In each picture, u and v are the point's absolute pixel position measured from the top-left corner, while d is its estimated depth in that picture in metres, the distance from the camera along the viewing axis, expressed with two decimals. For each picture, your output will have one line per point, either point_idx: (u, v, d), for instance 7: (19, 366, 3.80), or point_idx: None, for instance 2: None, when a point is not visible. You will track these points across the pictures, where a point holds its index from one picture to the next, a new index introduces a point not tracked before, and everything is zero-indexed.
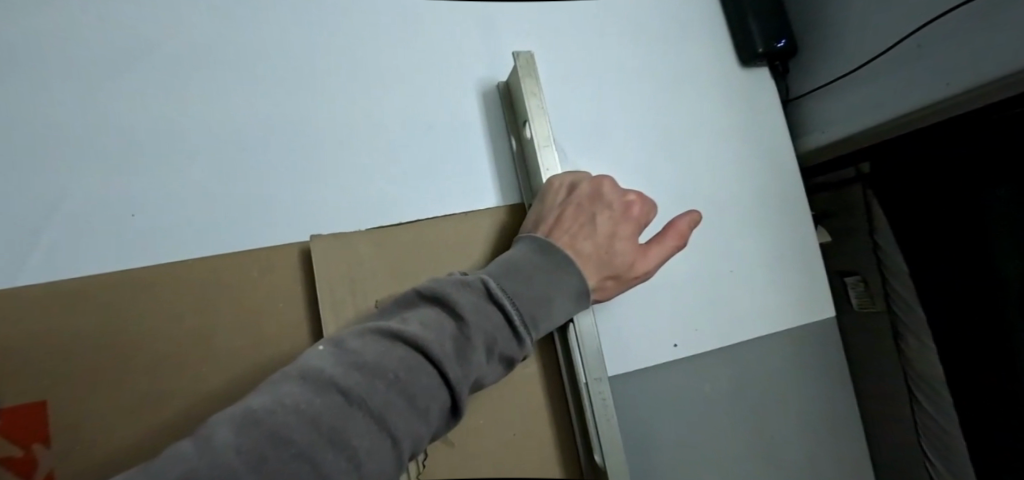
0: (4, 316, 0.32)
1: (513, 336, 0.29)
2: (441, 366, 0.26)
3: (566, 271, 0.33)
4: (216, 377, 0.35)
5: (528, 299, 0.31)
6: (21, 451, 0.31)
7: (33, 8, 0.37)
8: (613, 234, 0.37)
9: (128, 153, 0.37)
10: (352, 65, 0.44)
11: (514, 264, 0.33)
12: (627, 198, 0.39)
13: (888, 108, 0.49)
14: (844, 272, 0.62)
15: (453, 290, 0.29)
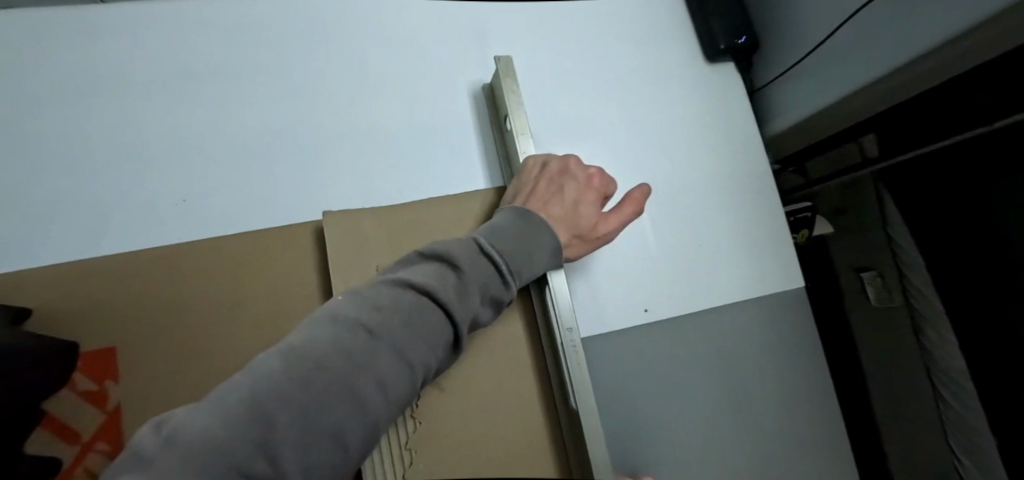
0: (85, 280, 0.41)
1: (502, 282, 0.35)
2: (446, 307, 0.31)
3: (542, 231, 0.39)
4: (244, 333, 0.42)
5: (514, 253, 0.36)
6: (96, 386, 0.39)
7: (112, 48, 0.48)
8: (579, 201, 0.43)
9: (179, 153, 0.46)
10: (357, 74, 0.52)
11: (500, 227, 0.38)
12: (589, 172, 0.45)
13: (836, 90, 0.53)
14: (861, 268, 0.71)
15: (450, 247, 0.34)
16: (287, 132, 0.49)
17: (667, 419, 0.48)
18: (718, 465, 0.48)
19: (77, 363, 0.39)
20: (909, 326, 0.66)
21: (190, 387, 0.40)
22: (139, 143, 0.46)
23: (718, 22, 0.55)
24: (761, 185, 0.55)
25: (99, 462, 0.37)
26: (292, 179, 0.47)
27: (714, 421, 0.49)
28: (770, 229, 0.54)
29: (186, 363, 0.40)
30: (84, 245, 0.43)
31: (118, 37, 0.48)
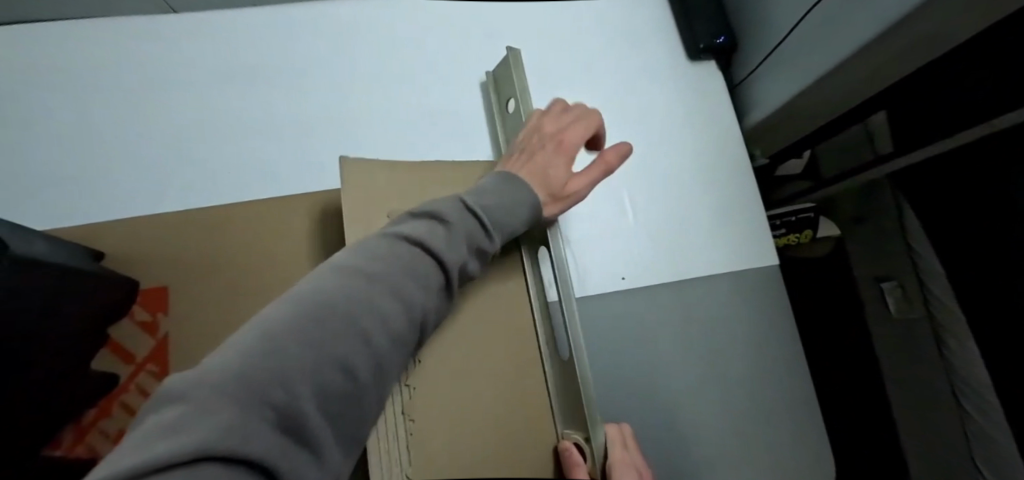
0: (146, 232, 0.50)
1: (485, 234, 0.34)
2: (439, 257, 0.30)
3: (522, 191, 0.39)
4: (268, 282, 0.49)
5: (495, 208, 0.36)
6: (149, 317, 0.47)
7: (173, 50, 0.58)
8: (547, 161, 0.42)
9: (224, 136, 0.56)
10: (376, 74, 0.60)
11: (484, 188, 0.37)
12: (558, 135, 0.45)
13: (798, 81, 0.53)
14: (883, 279, 0.90)
15: (438, 205, 0.33)
16: (317, 121, 0.57)
17: (638, 389, 0.50)
18: (687, 435, 0.50)
19: (137, 299, 0.48)
20: (932, 335, 0.81)
21: (222, 324, 0.47)
22: (198, 124, 0.56)
23: (696, 25, 0.60)
24: (740, 174, 0.59)
25: (147, 380, 0.45)
26: (315, 158, 0.56)
27: (684, 393, 0.52)
28: (745, 215, 0.58)
29: (221, 304, 0.48)
30: (146, 206, 0.52)
31: (178, 41, 0.58)
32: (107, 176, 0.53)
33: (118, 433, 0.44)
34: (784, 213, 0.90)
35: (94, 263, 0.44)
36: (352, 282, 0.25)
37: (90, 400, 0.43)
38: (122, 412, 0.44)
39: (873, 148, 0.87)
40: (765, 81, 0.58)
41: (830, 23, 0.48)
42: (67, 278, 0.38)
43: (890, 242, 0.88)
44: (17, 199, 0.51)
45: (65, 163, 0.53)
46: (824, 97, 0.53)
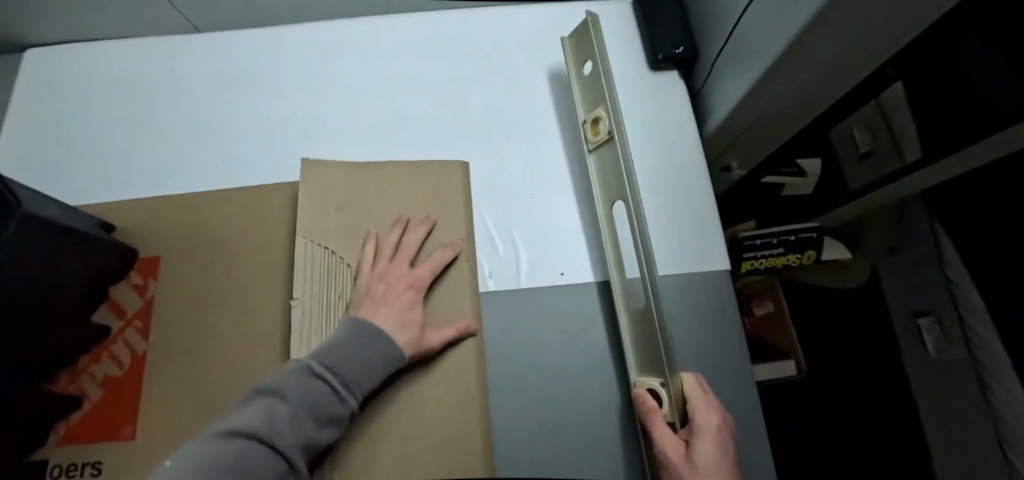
0: (141, 210, 0.58)
1: (337, 399, 0.38)
2: (274, 441, 0.33)
3: (377, 339, 0.41)
4: (242, 258, 0.56)
5: (347, 366, 0.39)
6: (141, 281, 0.56)
7: (184, 58, 0.67)
8: (400, 300, 0.45)
9: (213, 131, 0.63)
10: (351, 78, 0.66)
11: (335, 342, 0.40)
12: (404, 271, 0.47)
13: (745, 81, 0.52)
14: (924, 316, 1.06)
15: (282, 382, 0.37)
16: (300, 122, 0.63)
17: (561, 387, 0.51)
18: (609, 436, 0.50)
19: (135, 267, 0.56)
20: (971, 361, 0.98)
21: (199, 291, 0.55)
22: (202, 120, 0.64)
23: (658, 34, 0.61)
24: (695, 176, 0.58)
25: (133, 335, 0.53)
26: (287, 152, 0.62)
27: (613, 397, 0.51)
28: (698, 221, 0.56)
29: (200, 274, 0.55)
30: (141, 188, 0.61)
31: (188, 51, 0.68)
32: (113, 161, 0.62)
33: (103, 377, 0.52)
34: (785, 232, 0.84)
35: (105, 232, 0.54)
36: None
37: (85, 346, 0.52)
38: (110, 361, 0.53)
39: (899, 147, 0.85)
40: (721, 85, 0.58)
41: (764, 22, 0.48)
42: (73, 238, 0.48)
43: (926, 286, 1.06)
44: (55, 175, 0.61)
45: (83, 149, 0.63)
46: (770, 101, 0.52)
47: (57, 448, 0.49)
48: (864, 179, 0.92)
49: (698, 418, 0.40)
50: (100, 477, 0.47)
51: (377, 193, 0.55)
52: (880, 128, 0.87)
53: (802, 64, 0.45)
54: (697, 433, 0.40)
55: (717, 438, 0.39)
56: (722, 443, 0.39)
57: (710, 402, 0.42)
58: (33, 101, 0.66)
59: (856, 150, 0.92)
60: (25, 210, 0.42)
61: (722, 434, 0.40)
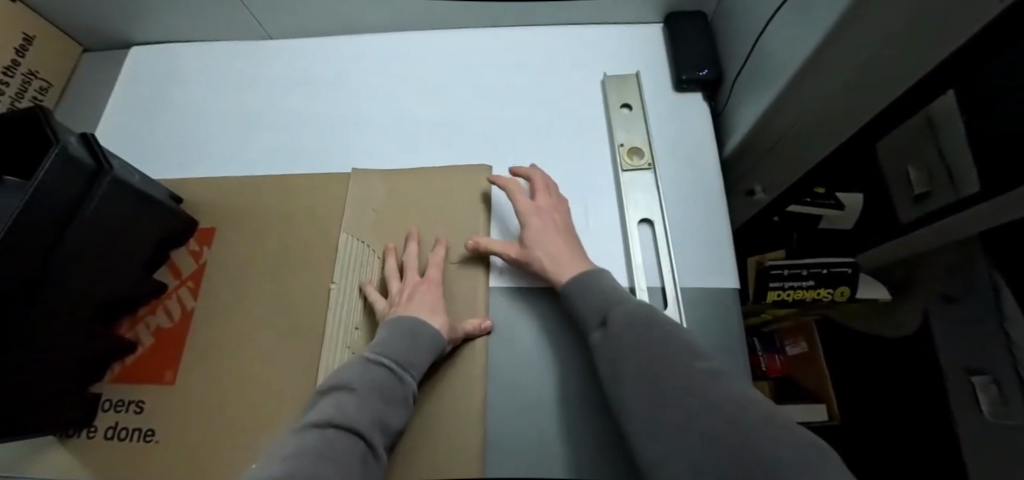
0: (205, 188, 0.66)
1: (396, 379, 0.43)
2: (353, 425, 0.38)
3: (421, 329, 0.47)
4: (278, 237, 0.62)
5: (397, 351, 0.45)
6: (197, 248, 0.63)
7: (256, 62, 0.77)
8: (420, 298, 0.50)
9: (269, 126, 0.71)
10: (392, 85, 0.71)
11: (385, 337, 0.46)
12: (419, 280, 0.52)
13: (768, 92, 0.52)
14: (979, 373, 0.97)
15: (345, 374, 0.42)
16: (346, 119, 0.70)
17: (562, 385, 0.51)
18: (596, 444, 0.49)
19: (194, 235, 0.64)
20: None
21: (247, 260, 0.61)
22: (265, 114, 0.72)
23: (684, 58, 0.64)
24: (709, 193, 0.58)
25: (185, 293, 0.61)
26: (328, 146, 0.68)
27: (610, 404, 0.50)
28: (712, 237, 0.56)
29: (248, 245, 0.62)
30: (206, 170, 0.69)
31: (261, 56, 0.77)
32: (186, 144, 0.71)
33: (155, 328, 0.59)
34: (815, 264, 0.81)
35: (174, 203, 0.62)
36: (303, 466, 0.35)
37: (145, 299, 0.60)
38: (163, 314, 0.60)
39: (954, 179, 0.78)
40: (745, 103, 0.58)
41: (790, 33, 0.48)
42: (145, 204, 0.56)
43: (983, 340, 0.97)
44: (146, 157, 0.71)
45: (164, 133, 0.73)
46: (791, 113, 0.52)
47: (110, 384, 0.57)
48: (911, 213, 0.87)
49: (521, 203, 0.55)
50: (141, 414, 0.55)
51: (406, 194, 0.61)
52: (936, 163, 0.81)
53: (822, 74, 0.45)
54: (527, 216, 0.54)
55: (539, 214, 0.54)
56: (559, 213, 0.55)
57: (519, 194, 0.56)
58: (139, 93, 0.77)
59: (911, 193, 0.87)
60: (113, 175, 0.51)
61: (536, 218, 0.54)
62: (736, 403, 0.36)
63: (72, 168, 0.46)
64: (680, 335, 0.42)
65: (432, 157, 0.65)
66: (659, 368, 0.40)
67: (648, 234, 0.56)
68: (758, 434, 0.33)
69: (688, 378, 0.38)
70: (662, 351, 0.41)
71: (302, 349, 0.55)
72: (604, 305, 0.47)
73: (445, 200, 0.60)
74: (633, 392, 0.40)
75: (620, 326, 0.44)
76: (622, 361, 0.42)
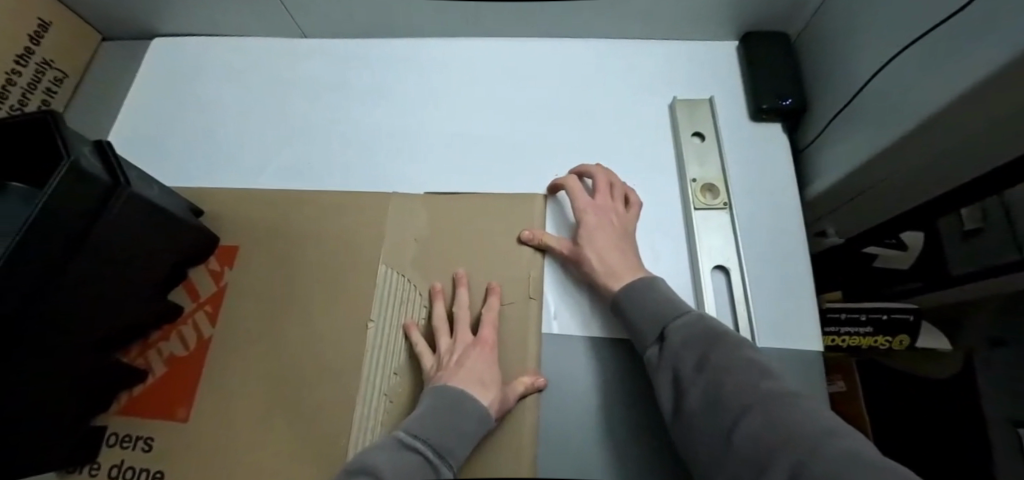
0: (230, 199, 0.60)
1: (430, 470, 0.38)
2: None
3: (468, 406, 0.41)
4: (308, 261, 0.56)
5: (437, 432, 0.39)
6: (219, 267, 0.58)
7: (290, 61, 0.71)
8: (469, 361, 0.44)
9: (300, 134, 0.65)
10: (436, 95, 0.65)
11: (425, 411, 0.41)
12: (472, 340, 0.47)
13: (892, 128, 0.46)
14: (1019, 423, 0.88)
15: (373, 457, 0.38)
16: (385, 131, 0.64)
17: (624, 452, 0.46)
18: None
19: (215, 253, 0.59)
20: None
21: (272, 285, 0.56)
22: (299, 120, 0.66)
23: (765, 84, 0.57)
24: (791, 239, 0.52)
25: (201, 319, 0.55)
26: (366, 161, 0.62)
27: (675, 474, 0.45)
28: (791, 287, 0.50)
29: (276, 268, 0.56)
30: (235, 179, 0.64)
31: (294, 56, 0.71)
32: (210, 148, 0.66)
33: (168, 355, 0.54)
34: (875, 309, 0.75)
35: (194, 218, 0.56)
36: None
37: (158, 323, 0.54)
38: (177, 340, 0.55)
39: (1015, 227, 0.72)
40: (851, 136, 0.53)
41: (934, 63, 0.42)
42: (162, 221, 0.50)
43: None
44: (166, 162, 0.66)
45: (186, 135, 0.67)
46: (912, 152, 0.46)
47: (116, 416, 0.52)
48: (970, 264, 0.81)
49: (580, 200, 0.52)
50: (150, 453, 0.50)
51: (453, 223, 0.55)
52: (994, 208, 0.74)
53: (970, 116, 0.39)
54: (583, 213, 0.51)
55: (595, 209, 0.51)
56: (618, 216, 0.51)
57: (577, 185, 0.54)
58: (160, 87, 0.71)
59: (960, 230, 0.80)
60: (129, 191, 0.44)
61: (592, 212, 0.51)
62: (809, 430, 0.30)
63: (83, 186, 0.40)
64: (748, 353, 0.37)
65: (480, 182, 0.59)
66: (724, 389, 0.36)
67: (722, 282, 0.50)
68: (826, 459, 0.28)
69: (753, 399, 0.34)
70: (725, 371, 0.37)
71: (334, 394, 0.49)
72: (663, 317, 0.43)
73: (497, 230, 0.54)
74: (693, 414, 0.37)
75: (679, 342, 0.40)
76: (683, 380, 0.39)
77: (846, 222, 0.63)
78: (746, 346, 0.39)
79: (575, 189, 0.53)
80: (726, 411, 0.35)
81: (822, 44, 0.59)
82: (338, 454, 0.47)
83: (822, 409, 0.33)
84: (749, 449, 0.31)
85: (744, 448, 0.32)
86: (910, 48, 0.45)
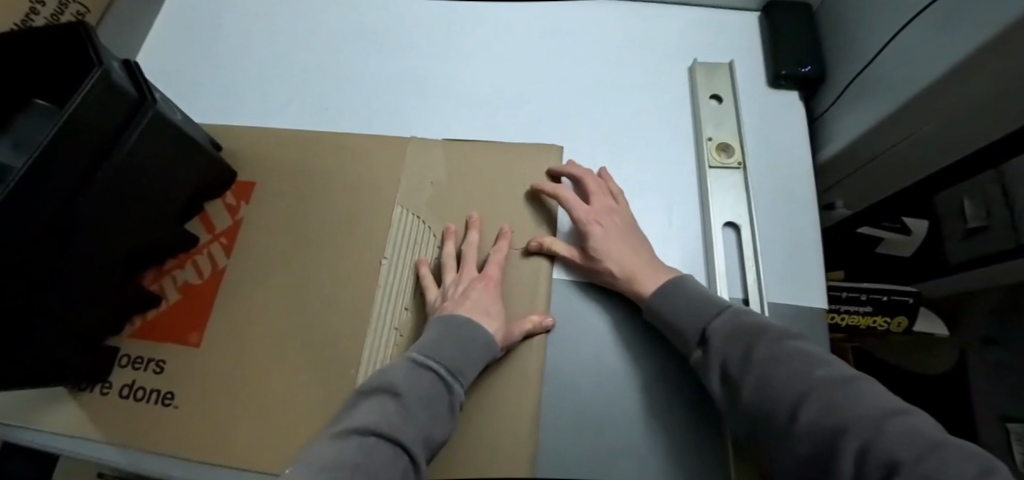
0: (250, 138, 0.61)
1: (444, 387, 0.40)
2: (394, 436, 0.36)
3: (474, 333, 0.43)
4: (324, 199, 0.57)
5: (449, 355, 0.41)
6: (234, 202, 0.58)
7: (315, 8, 0.71)
8: (470, 292, 0.46)
9: (321, 79, 0.66)
10: (457, 48, 0.66)
11: (437, 336, 0.43)
12: (478, 275, 0.48)
13: (905, 92, 0.47)
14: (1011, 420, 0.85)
15: (390, 377, 0.40)
16: (404, 79, 0.65)
17: (629, 392, 0.47)
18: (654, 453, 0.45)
19: (231, 188, 0.59)
20: None
21: (287, 221, 0.57)
22: (319, 66, 0.67)
23: (784, 50, 0.58)
24: (801, 199, 0.53)
25: (217, 250, 0.56)
26: (386, 107, 0.63)
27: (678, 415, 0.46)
28: (799, 246, 0.51)
29: (293, 203, 0.57)
30: (255, 120, 0.64)
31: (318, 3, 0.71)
32: (232, 90, 0.67)
33: (182, 283, 0.55)
34: (876, 290, 0.76)
35: (214, 150, 0.57)
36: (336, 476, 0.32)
37: (174, 251, 0.55)
38: (191, 269, 0.56)
39: (1015, 223, 0.73)
40: (863, 103, 0.53)
41: (948, 25, 0.42)
42: (186, 146, 0.51)
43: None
44: (189, 101, 0.67)
45: (209, 76, 0.68)
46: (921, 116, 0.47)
47: (129, 339, 0.53)
48: (964, 255, 0.83)
49: (579, 212, 0.50)
50: (161, 375, 0.51)
51: (468, 171, 0.56)
52: (997, 201, 0.76)
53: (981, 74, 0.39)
54: (588, 225, 0.50)
55: (597, 214, 0.50)
56: (617, 213, 0.51)
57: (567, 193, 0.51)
58: (184, 30, 0.72)
59: (962, 226, 0.82)
60: (155, 108, 0.45)
61: (598, 219, 0.50)
62: (870, 415, 0.31)
63: (110, 97, 0.41)
64: (791, 343, 0.38)
65: (496, 133, 0.60)
66: (775, 383, 0.36)
67: (732, 239, 0.51)
68: (885, 438, 0.29)
69: (807, 388, 0.34)
70: (777, 363, 0.37)
71: (344, 325, 0.50)
72: (701, 316, 0.43)
73: (511, 178, 0.55)
74: (747, 409, 0.37)
75: (722, 338, 0.41)
76: (733, 377, 0.39)
77: (855, 192, 0.63)
78: (787, 336, 0.39)
79: (568, 195, 0.51)
80: (782, 402, 0.35)
81: (843, 14, 0.59)
82: (348, 381, 0.48)
83: (876, 389, 0.33)
84: (815, 437, 0.32)
85: (808, 436, 0.32)
86: (927, 12, 0.46)
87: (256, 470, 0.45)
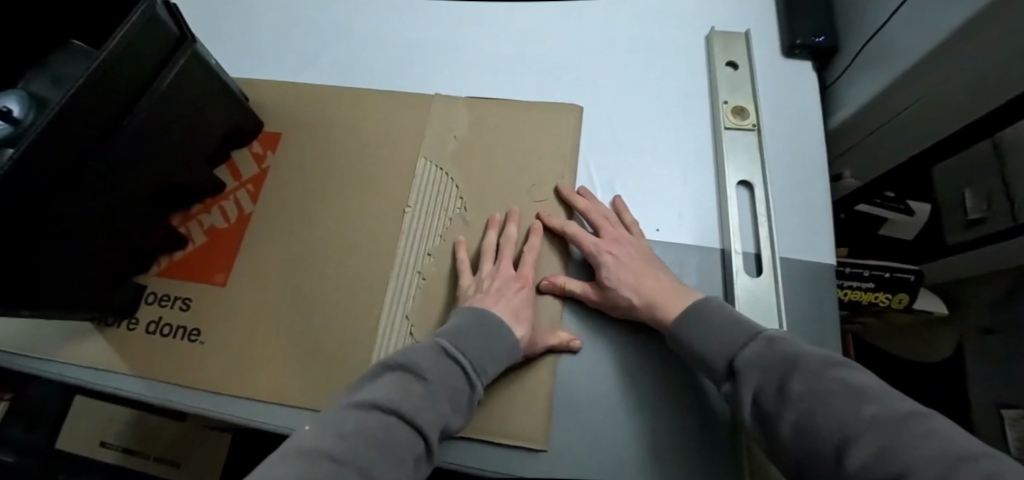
0: (279, 92, 0.63)
1: (465, 380, 0.40)
2: (413, 420, 0.36)
3: (503, 336, 0.43)
4: (349, 151, 0.58)
5: (476, 352, 0.42)
6: (259, 150, 0.60)
7: None
8: (505, 293, 0.46)
9: (349, 39, 0.68)
10: (483, 14, 0.68)
11: (465, 329, 0.43)
12: (518, 274, 0.49)
13: (909, 58, 0.49)
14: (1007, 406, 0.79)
15: (415, 360, 0.40)
16: (429, 38, 0.67)
17: (640, 336, 0.50)
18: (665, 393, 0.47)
19: (257, 138, 0.61)
20: None
21: (314, 169, 0.58)
22: (347, 27, 0.69)
23: (798, 22, 0.60)
24: (812, 160, 0.55)
25: (243, 196, 0.58)
26: (410, 66, 0.65)
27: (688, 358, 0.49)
28: (809, 204, 0.53)
29: (319, 153, 0.59)
30: (283, 75, 0.66)
31: None
32: (262, 47, 0.69)
33: (209, 226, 0.57)
34: (877, 266, 0.79)
35: (244, 99, 0.59)
36: (351, 449, 0.33)
37: (201, 196, 0.57)
38: (218, 213, 0.58)
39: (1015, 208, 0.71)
40: (872, 72, 0.56)
41: None
42: (220, 89, 0.53)
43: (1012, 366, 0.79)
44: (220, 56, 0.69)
45: (240, 33, 0.70)
46: (923, 82, 0.49)
47: (157, 278, 0.55)
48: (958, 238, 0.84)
49: (586, 244, 0.49)
50: (187, 312, 0.53)
51: (492, 126, 0.58)
52: (998, 193, 0.74)
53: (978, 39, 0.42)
54: (599, 256, 0.49)
55: (608, 245, 0.49)
56: (632, 244, 0.49)
57: (574, 226, 0.51)
58: None
59: (964, 217, 0.81)
60: (195, 47, 0.47)
61: (608, 249, 0.49)
62: (939, 465, 0.25)
63: (161, 29, 0.43)
64: (836, 375, 0.33)
65: (517, 90, 0.62)
66: (816, 419, 0.32)
67: (745, 197, 0.53)
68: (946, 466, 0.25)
69: (859, 428, 0.29)
70: (816, 397, 0.33)
71: (369, 269, 0.52)
72: (730, 344, 0.40)
73: (532, 133, 0.57)
74: (798, 458, 0.32)
75: (753, 370, 0.37)
76: (768, 412, 0.35)
77: (864, 161, 0.65)
78: (832, 364, 0.35)
79: (576, 228, 0.51)
80: (824, 441, 0.31)
81: None
82: (371, 320, 0.50)
83: (947, 431, 0.28)
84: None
85: None
86: None
87: (276, 401, 0.47)
